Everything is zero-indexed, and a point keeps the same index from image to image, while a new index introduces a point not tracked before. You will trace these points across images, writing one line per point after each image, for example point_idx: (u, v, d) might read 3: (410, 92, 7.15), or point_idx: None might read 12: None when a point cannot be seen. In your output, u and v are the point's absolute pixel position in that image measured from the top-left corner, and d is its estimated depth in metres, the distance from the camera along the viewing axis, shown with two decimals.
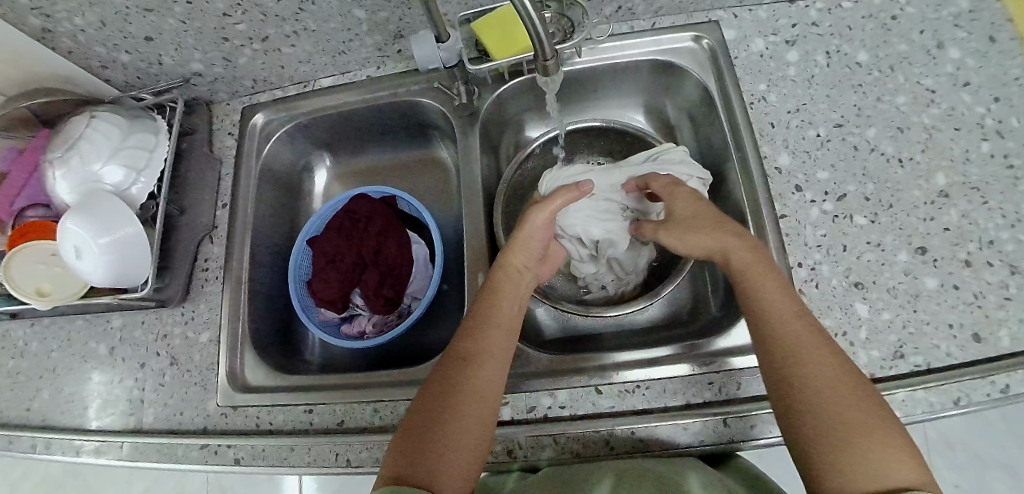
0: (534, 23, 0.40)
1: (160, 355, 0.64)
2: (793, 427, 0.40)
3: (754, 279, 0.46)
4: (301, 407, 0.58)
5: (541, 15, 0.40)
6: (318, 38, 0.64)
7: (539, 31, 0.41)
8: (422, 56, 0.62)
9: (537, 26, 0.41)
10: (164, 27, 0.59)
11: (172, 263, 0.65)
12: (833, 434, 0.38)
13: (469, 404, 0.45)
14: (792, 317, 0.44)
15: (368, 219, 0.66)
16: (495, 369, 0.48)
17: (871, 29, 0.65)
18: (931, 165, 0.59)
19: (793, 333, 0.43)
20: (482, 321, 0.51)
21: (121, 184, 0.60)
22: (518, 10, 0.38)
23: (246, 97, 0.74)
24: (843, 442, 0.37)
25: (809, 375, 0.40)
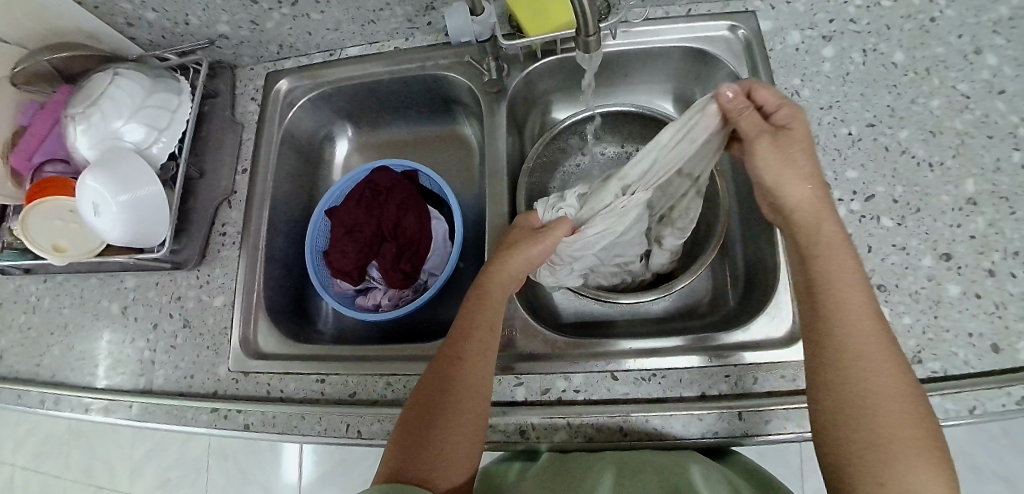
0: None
1: (173, 316, 0.64)
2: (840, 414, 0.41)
3: (833, 280, 0.44)
4: (313, 376, 0.58)
5: None
6: (348, 6, 0.63)
7: (586, 6, 0.41)
8: (454, 28, 0.61)
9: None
10: None
11: (190, 226, 0.65)
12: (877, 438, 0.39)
13: (458, 405, 0.46)
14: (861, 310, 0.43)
15: (390, 191, 0.66)
16: (475, 365, 0.48)
17: (909, 29, 0.64)
18: (961, 171, 0.58)
19: (856, 326, 0.42)
20: (469, 320, 0.51)
21: (143, 142, 0.60)
22: None
23: (270, 63, 0.74)
24: (882, 449, 0.39)
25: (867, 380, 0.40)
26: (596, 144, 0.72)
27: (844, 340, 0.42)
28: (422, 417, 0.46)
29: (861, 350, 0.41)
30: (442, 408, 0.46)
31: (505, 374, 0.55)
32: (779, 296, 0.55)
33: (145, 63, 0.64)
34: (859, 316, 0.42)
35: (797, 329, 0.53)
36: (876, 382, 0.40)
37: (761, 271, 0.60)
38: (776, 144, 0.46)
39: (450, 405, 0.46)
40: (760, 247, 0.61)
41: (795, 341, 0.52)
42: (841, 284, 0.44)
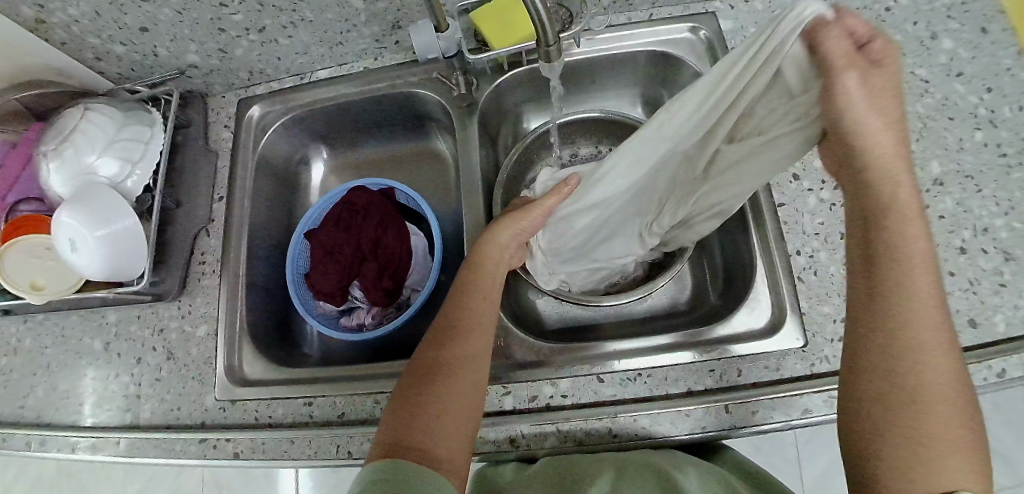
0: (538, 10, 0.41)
1: (156, 349, 0.64)
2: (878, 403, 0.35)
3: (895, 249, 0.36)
4: (300, 400, 0.57)
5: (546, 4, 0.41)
6: (316, 29, 0.64)
7: (546, 27, 0.43)
8: (420, 45, 0.63)
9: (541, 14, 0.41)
10: (159, 17, 0.59)
11: (169, 256, 0.65)
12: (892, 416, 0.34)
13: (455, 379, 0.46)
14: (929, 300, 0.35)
15: (367, 210, 0.66)
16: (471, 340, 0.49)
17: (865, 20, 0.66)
18: (926, 153, 0.59)
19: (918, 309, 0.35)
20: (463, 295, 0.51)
21: (117, 176, 0.60)
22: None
23: (242, 90, 0.74)
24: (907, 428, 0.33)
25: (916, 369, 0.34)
26: (569, 150, 0.73)
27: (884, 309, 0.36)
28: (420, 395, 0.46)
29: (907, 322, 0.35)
30: (442, 383, 0.46)
31: (492, 384, 0.55)
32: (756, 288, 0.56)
33: (115, 97, 0.64)
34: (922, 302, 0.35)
35: (776, 319, 0.54)
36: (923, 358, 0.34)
37: (740, 263, 0.61)
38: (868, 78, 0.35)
39: (450, 381, 0.46)
40: (737, 237, 0.62)
41: (776, 329, 0.53)
42: (915, 286, 0.35)
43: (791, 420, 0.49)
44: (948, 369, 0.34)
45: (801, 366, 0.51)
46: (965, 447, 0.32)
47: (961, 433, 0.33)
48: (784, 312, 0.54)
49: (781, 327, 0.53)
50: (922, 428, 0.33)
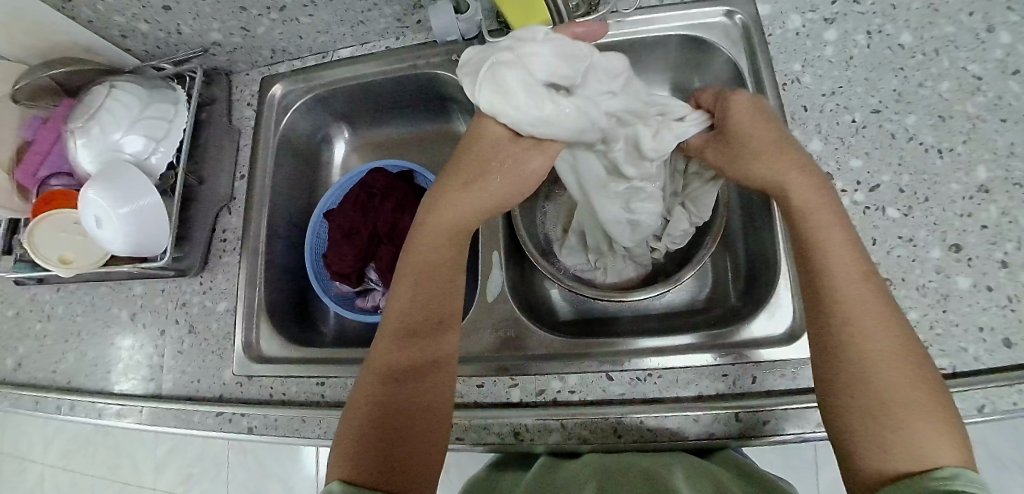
0: None
1: (179, 322, 0.66)
2: (838, 384, 0.38)
3: (824, 241, 0.42)
4: (313, 379, 0.59)
5: None
6: (336, 8, 0.63)
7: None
8: (439, 26, 0.58)
9: None
10: None
11: (191, 233, 0.66)
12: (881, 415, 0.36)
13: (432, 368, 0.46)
14: (855, 280, 0.40)
15: (385, 194, 0.66)
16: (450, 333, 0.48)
17: (916, 8, 0.61)
18: (972, 157, 0.55)
19: (856, 294, 0.40)
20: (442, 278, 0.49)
21: (141, 153, 0.61)
22: None
23: (263, 68, 0.74)
24: (880, 414, 0.36)
25: (865, 355, 0.38)
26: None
27: (836, 301, 0.40)
28: (400, 385, 0.45)
29: (855, 312, 0.39)
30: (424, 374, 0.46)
31: (500, 376, 0.55)
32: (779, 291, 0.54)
33: (140, 75, 0.65)
34: (855, 288, 0.40)
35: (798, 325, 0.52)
36: (879, 353, 0.38)
37: (763, 263, 0.59)
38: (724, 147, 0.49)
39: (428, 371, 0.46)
40: (762, 237, 0.59)
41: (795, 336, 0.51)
42: (836, 263, 0.41)
43: (805, 432, 0.47)
44: (897, 350, 0.38)
45: None
46: (942, 429, 0.35)
47: (933, 417, 0.36)
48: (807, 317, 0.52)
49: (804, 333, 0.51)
50: (894, 413, 0.36)
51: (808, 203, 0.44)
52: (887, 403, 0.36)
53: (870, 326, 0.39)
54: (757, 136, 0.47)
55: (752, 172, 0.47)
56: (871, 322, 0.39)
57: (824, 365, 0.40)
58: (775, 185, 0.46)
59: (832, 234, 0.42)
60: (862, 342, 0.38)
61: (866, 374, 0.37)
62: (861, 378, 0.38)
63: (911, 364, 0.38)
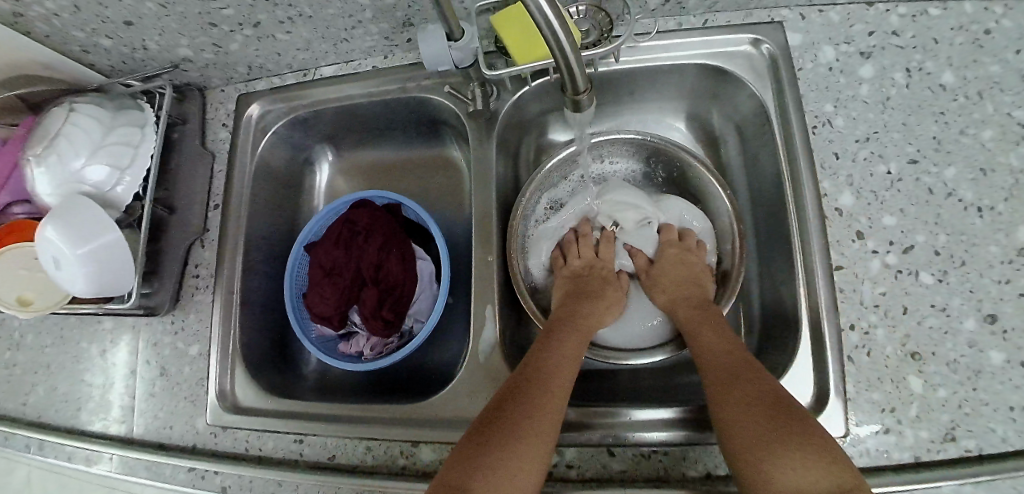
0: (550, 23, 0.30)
1: (151, 363, 0.62)
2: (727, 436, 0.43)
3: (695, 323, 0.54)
4: (291, 436, 0.55)
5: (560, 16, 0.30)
6: (316, 25, 0.56)
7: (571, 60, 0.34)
8: (429, 55, 0.50)
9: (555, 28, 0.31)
10: (143, 11, 0.52)
11: (162, 269, 0.61)
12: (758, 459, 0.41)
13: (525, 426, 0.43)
14: (727, 353, 0.49)
15: (369, 231, 0.61)
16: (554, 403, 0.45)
17: (961, 42, 0.54)
18: (1016, 217, 0.50)
19: (720, 362, 0.49)
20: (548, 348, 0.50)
21: (103, 184, 0.56)
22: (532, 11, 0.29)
23: (242, 84, 0.68)
24: (763, 450, 0.41)
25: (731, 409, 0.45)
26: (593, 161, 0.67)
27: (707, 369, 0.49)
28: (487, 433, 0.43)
29: (721, 375, 0.47)
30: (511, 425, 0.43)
31: None
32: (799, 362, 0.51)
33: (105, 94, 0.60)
34: (717, 359, 0.49)
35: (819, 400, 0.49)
36: (743, 401, 0.44)
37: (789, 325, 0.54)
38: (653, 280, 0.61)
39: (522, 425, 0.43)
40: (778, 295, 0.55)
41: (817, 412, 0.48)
42: (705, 342, 0.51)
43: None
44: (762, 395, 0.44)
45: None
46: (813, 452, 0.40)
47: (813, 450, 0.40)
48: (828, 390, 0.49)
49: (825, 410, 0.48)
50: (767, 447, 0.41)
51: (696, 314, 0.55)
52: (759, 438, 0.42)
53: (735, 383, 0.46)
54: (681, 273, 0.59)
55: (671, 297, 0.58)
56: (744, 379, 0.46)
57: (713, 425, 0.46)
58: (673, 289, 0.58)
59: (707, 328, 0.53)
60: (730, 397, 0.45)
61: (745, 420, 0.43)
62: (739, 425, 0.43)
63: (783, 407, 0.43)
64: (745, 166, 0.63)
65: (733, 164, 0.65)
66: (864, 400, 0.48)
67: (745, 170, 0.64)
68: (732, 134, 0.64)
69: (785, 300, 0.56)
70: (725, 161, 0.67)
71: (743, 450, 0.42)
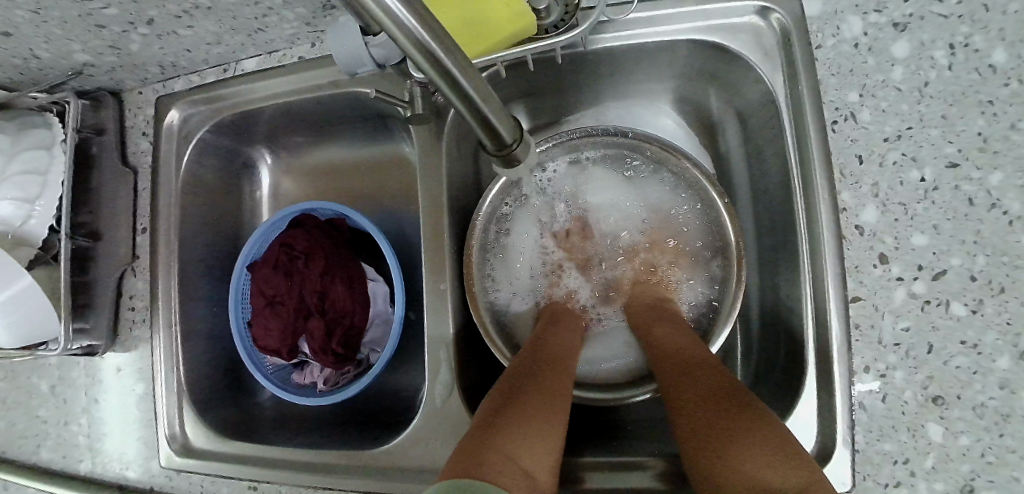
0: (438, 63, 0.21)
1: (101, 401, 0.58)
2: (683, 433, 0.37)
3: (654, 319, 0.50)
4: (246, 482, 0.52)
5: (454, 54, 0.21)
6: (220, 16, 0.46)
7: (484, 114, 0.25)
8: (344, 55, 0.41)
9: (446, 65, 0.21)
10: (12, 19, 0.43)
11: (95, 304, 0.56)
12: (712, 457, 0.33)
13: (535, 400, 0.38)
14: (684, 346, 0.45)
15: (310, 255, 0.54)
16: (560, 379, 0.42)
17: (1015, 11, 0.42)
18: None
19: (678, 354, 0.44)
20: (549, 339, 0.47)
21: (12, 219, 0.50)
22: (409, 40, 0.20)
23: (159, 85, 0.58)
24: (714, 442, 0.34)
25: (682, 402, 0.39)
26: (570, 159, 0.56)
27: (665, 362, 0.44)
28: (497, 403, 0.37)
29: (676, 366, 0.43)
30: (523, 396, 0.37)
31: None
32: (801, 401, 0.45)
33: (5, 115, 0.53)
34: (675, 350, 0.45)
35: (825, 447, 0.43)
36: (695, 390, 0.39)
37: (793, 357, 0.48)
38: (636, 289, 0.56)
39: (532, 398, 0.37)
40: None
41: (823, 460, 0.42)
42: (664, 335, 0.47)
43: None
44: (712, 383, 0.39)
45: None
46: (768, 439, 0.32)
47: (767, 437, 0.32)
48: (833, 438, 0.43)
49: (831, 458, 0.42)
50: (715, 431, 0.34)
51: (653, 312, 0.51)
52: (707, 425, 0.35)
53: (687, 373, 0.41)
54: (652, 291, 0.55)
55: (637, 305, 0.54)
56: (695, 372, 0.41)
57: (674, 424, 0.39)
58: (636, 290, 0.56)
59: (664, 322, 0.49)
60: (683, 388, 0.40)
61: (693, 411, 0.37)
62: (689, 420, 0.37)
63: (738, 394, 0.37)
64: (749, 162, 0.54)
65: (734, 157, 0.56)
66: (874, 451, 0.43)
67: (748, 167, 0.54)
68: (733, 121, 0.55)
69: (793, 327, 0.48)
70: (724, 152, 0.57)
71: (706, 441, 0.35)
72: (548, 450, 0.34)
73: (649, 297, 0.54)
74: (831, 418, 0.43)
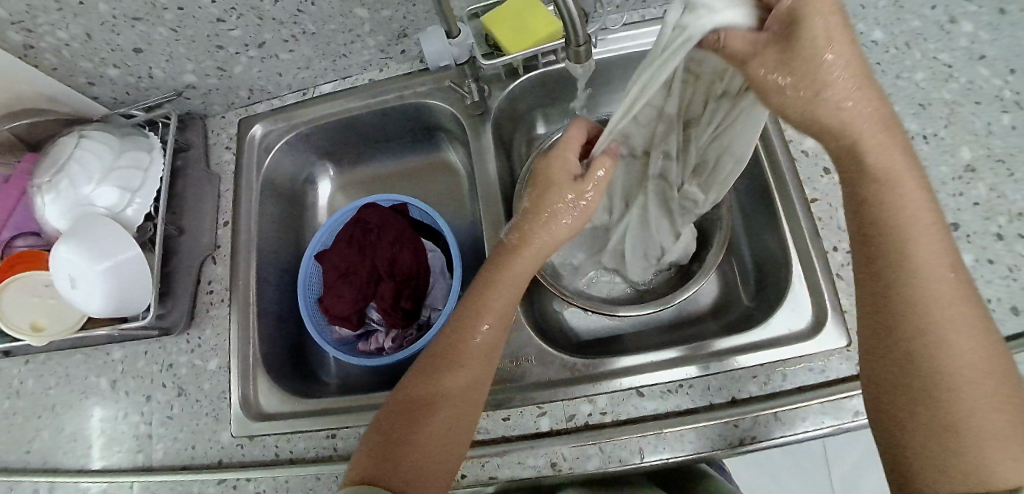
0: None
1: (166, 385, 0.60)
2: (907, 398, 0.36)
3: (899, 217, 0.37)
4: (323, 432, 0.55)
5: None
6: (318, 42, 0.61)
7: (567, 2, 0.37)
8: (432, 51, 0.60)
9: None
10: (154, 36, 0.57)
11: (174, 287, 0.61)
12: (982, 433, 0.33)
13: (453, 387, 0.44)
14: (938, 262, 0.37)
15: (381, 229, 0.63)
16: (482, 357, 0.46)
17: (884, 5, 0.64)
18: (955, 140, 0.57)
19: (941, 293, 0.36)
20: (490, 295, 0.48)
21: (116, 206, 0.57)
22: None
23: (242, 109, 0.71)
24: (956, 424, 0.34)
25: (940, 355, 0.35)
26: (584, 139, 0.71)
27: (909, 294, 0.36)
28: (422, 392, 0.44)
29: (924, 300, 0.36)
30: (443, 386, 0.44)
31: (526, 406, 0.52)
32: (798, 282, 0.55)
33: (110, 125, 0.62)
34: (926, 277, 0.36)
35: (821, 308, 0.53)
36: (958, 357, 0.35)
37: (770, 260, 0.60)
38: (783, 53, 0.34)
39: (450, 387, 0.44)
40: (769, 239, 0.60)
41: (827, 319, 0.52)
42: (913, 245, 0.37)
43: (844, 423, 0.48)
44: (971, 353, 0.35)
45: (846, 365, 0.50)
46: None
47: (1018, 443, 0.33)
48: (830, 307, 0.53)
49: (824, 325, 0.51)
50: (976, 422, 0.33)
51: (903, 215, 0.37)
52: (958, 404, 0.34)
53: (950, 322, 0.35)
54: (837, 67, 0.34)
55: (818, 116, 0.36)
56: (963, 327, 0.35)
57: (889, 367, 0.37)
58: (832, 122, 0.36)
59: (915, 225, 0.37)
60: (933, 331, 0.35)
61: (945, 378, 0.34)
62: (927, 383, 0.35)
63: (994, 374, 0.35)
64: None
65: None
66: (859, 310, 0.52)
67: None
68: None
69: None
70: None
71: (947, 419, 0.34)
72: (456, 440, 0.44)
73: (900, 176, 0.38)
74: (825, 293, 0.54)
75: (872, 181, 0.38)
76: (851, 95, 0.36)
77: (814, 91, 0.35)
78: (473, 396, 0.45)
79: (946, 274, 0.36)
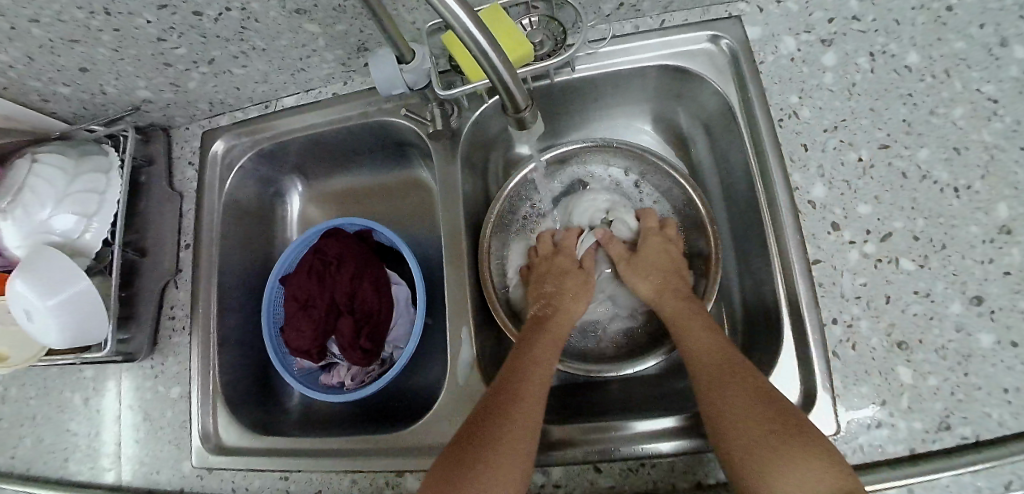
0: (494, 64, 0.31)
1: (133, 409, 0.61)
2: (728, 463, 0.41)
3: (681, 320, 0.53)
4: (276, 473, 0.54)
5: (506, 57, 0.32)
6: (271, 57, 0.56)
7: (502, 73, 0.32)
8: (382, 79, 0.50)
9: (499, 66, 0.32)
10: (97, 57, 0.52)
11: (138, 312, 0.61)
12: (766, 456, 0.40)
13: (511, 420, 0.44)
14: (711, 345, 0.49)
15: (340, 262, 0.61)
16: (535, 393, 0.47)
17: (922, 23, 0.54)
18: (992, 194, 0.49)
19: (705, 359, 0.48)
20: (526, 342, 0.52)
21: (71, 232, 0.55)
22: (473, 49, 0.30)
23: (205, 121, 0.68)
24: (763, 466, 0.40)
25: (722, 414, 0.43)
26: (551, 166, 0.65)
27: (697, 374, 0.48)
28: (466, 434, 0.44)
29: (708, 383, 0.46)
30: (493, 424, 0.44)
31: None
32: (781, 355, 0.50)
33: (66, 143, 0.60)
34: (700, 352, 0.49)
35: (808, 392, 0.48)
36: (732, 403, 0.43)
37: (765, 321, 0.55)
38: (632, 265, 0.60)
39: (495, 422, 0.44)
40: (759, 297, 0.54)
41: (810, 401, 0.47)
42: (700, 311, 0.53)
43: None
44: (751, 397, 0.43)
45: None
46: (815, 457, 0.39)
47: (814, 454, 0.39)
48: (815, 384, 0.48)
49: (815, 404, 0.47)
50: (763, 450, 0.40)
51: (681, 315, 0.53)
52: (750, 440, 0.41)
53: (730, 389, 0.44)
54: (652, 253, 0.59)
55: (643, 290, 0.57)
56: (734, 386, 0.44)
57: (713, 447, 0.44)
58: (663, 305, 0.55)
59: (690, 319, 0.52)
60: (719, 403, 0.44)
61: (727, 425, 0.43)
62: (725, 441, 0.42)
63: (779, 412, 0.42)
64: (717, 165, 0.63)
65: (705, 163, 0.65)
66: (854, 395, 0.47)
67: (716, 168, 0.63)
68: (700, 132, 0.64)
69: (767, 297, 0.55)
70: (696, 160, 0.66)
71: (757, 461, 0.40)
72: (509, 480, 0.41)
73: (680, 305, 0.54)
74: (812, 369, 0.49)
75: (675, 319, 0.53)
76: (660, 257, 0.59)
77: (634, 270, 0.59)
78: (527, 433, 0.44)
79: (700, 331, 0.51)
